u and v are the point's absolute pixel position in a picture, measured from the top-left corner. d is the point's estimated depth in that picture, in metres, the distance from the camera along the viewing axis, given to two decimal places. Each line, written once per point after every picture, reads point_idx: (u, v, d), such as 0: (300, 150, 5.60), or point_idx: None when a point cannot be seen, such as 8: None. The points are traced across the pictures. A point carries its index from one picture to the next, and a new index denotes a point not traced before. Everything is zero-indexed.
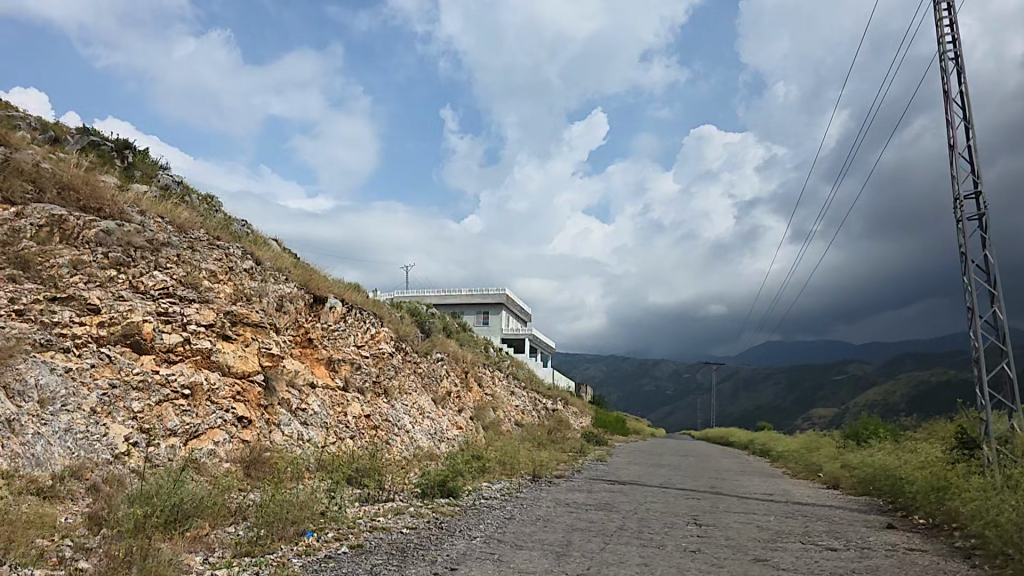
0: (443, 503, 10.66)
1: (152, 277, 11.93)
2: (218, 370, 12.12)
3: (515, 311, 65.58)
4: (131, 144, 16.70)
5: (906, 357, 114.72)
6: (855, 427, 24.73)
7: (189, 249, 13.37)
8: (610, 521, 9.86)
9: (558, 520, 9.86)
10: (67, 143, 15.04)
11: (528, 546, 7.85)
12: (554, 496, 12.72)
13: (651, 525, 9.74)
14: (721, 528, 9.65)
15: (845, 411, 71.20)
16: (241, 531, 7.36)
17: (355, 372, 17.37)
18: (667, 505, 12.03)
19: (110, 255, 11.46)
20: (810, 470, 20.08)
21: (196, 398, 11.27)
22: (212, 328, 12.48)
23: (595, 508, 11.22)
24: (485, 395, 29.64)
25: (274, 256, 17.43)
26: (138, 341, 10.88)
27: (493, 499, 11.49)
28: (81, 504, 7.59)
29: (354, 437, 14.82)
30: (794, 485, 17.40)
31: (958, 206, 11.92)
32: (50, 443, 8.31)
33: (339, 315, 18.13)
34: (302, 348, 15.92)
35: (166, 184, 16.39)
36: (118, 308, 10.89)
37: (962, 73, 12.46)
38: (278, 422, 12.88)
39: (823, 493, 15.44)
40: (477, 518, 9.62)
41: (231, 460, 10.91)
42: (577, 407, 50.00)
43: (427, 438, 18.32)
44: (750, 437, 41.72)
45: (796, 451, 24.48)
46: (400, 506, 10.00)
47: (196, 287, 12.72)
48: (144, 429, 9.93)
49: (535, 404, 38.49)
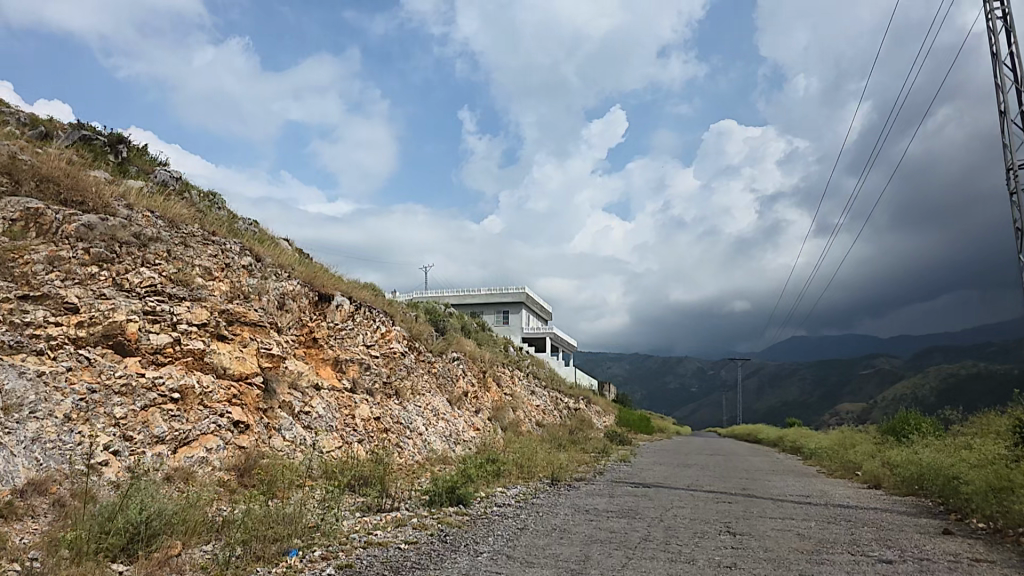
0: (452, 512, 9.75)
1: (139, 274, 11.16)
2: (212, 372, 11.33)
3: (535, 309, 64.53)
4: (126, 139, 16.01)
5: (937, 350, 111.98)
6: (894, 421, 23.45)
7: (181, 244, 12.61)
8: (634, 531, 8.93)
9: (576, 530, 8.92)
10: (58, 138, 14.36)
11: (539, 563, 6.90)
12: (572, 502, 11.77)
13: (677, 535, 8.76)
14: (758, 538, 8.66)
15: (877, 406, 69.33)
16: (216, 551, 6.52)
17: (364, 373, 16.56)
18: (695, 511, 11.03)
19: (92, 251, 10.70)
20: (847, 469, 18.87)
21: (186, 402, 10.48)
22: (205, 327, 11.71)
23: (618, 516, 10.26)
24: (505, 395, 28.78)
25: (277, 253, 16.66)
26: (122, 342, 10.11)
27: (507, 507, 10.57)
28: (41, 522, 6.80)
29: (362, 441, 14.00)
30: (831, 485, 16.29)
31: (1012, 176, 10.81)
32: (13, 454, 7.53)
33: (346, 313, 17.35)
34: (307, 348, 15.14)
35: (164, 179, 15.69)
36: (99, 307, 10.14)
37: (1012, 32, 11.38)
38: (278, 427, 12.07)
39: (865, 494, 14.37)
40: (488, 529, 8.73)
41: (225, 468, 10.11)
42: (600, 405, 49.00)
43: (442, 441, 17.47)
44: (780, 433, 40.44)
45: (830, 449, 23.25)
46: (403, 517, 9.13)
47: (188, 284, 11.95)
48: (126, 437, 9.16)
49: (556, 404, 37.52)
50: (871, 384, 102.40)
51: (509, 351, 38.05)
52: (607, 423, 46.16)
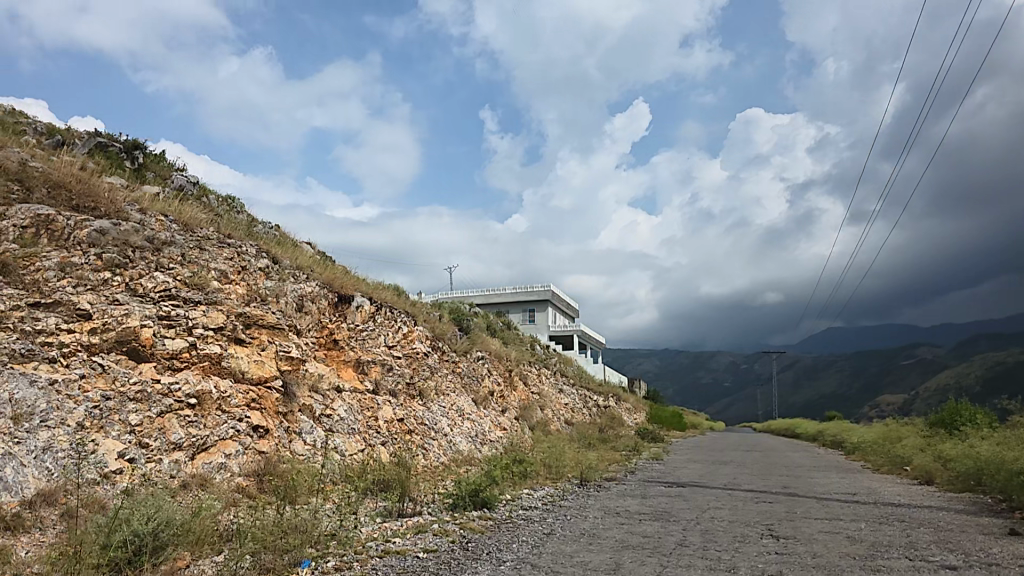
0: (475, 517, 9.41)
1: (153, 278, 11.01)
2: (229, 376, 11.14)
3: (561, 307, 63.94)
4: (142, 145, 15.94)
5: (977, 339, 109.13)
6: (943, 413, 22.70)
7: (196, 247, 12.46)
8: (668, 536, 8.51)
9: (606, 535, 8.53)
10: (74, 146, 14.31)
11: (567, 572, 6.52)
12: (602, 504, 11.38)
13: (716, 540, 8.32)
14: (804, 542, 8.18)
15: (916, 397, 67.56)
16: (224, 563, 6.25)
17: (387, 373, 16.32)
18: (734, 512, 10.56)
19: (104, 256, 10.57)
20: (894, 464, 18.17)
21: (204, 407, 10.28)
22: (222, 331, 11.52)
23: (651, 519, 9.84)
24: (532, 394, 28.41)
25: (295, 255, 16.50)
26: (136, 348, 9.94)
27: (534, 511, 10.21)
28: (49, 534, 6.59)
29: (385, 443, 13.75)
30: (878, 482, 15.66)
31: None
32: (23, 464, 7.36)
33: (367, 314, 17.13)
34: (327, 350, 14.94)
35: (181, 185, 15.57)
36: (113, 312, 9.98)
37: None
38: (299, 430, 11.85)
39: (914, 491, 13.73)
40: (512, 534, 8.37)
41: (244, 474, 9.90)
42: (630, 403, 48.37)
43: (467, 441, 17.16)
44: (816, 428, 39.55)
45: (874, 444, 22.44)
46: (424, 523, 8.82)
47: (203, 288, 11.78)
48: (141, 444, 8.98)
49: (585, 402, 37.03)
50: (909, 375, 100.19)
51: (536, 350, 37.63)
52: (638, 420, 45.57)
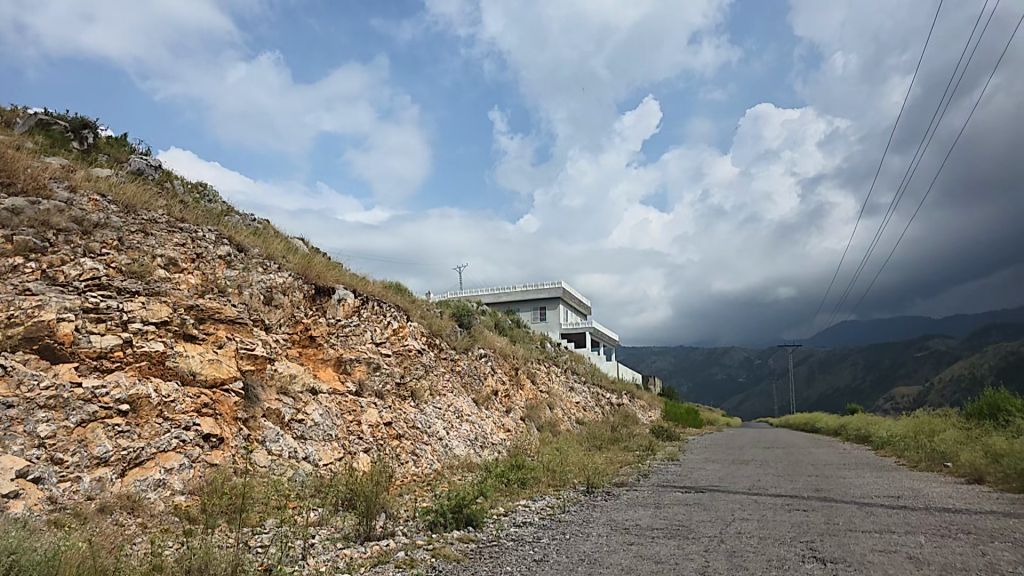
0: (454, 539, 7.79)
1: (78, 265, 9.51)
2: (175, 378, 9.59)
3: (573, 304, 62.13)
4: (92, 124, 14.37)
5: (997, 327, 106.29)
6: (981, 403, 20.94)
7: (140, 232, 10.94)
8: (691, 561, 6.80)
9: (609, 561, 6.85)
10: (14, 125, 12.78)
11: None
12: (609, 517, 9.74)
13: (749, 565, 6.61)
14: (859, 567, 6.48)
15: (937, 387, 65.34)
16: None
17: (373, 373, 14.70)
18: (763, 526, 8.84)
19: (17, 240, 9.08)
20: (935, 460, 16.40)
21: (140, 414, 8.72)
22: (167, 326, 9.99)
23: (666, 538, 8.15)
24: (541, 393, 26.77)
25: (266, 243, 14.92)
26: (51, 346, 8.44)
27: (525, 529, 8.57)
28: None
29: (367, 450, 12.16)
30: (921, 481, 13.89)
31: None
32: None
33: (349, 309, 15.52)
34: (302, 348, 13.37)
35: (139, 168, 13.95)
36: (22, 304, 8.51)
37: None
38: (262, 439, 10.25)
39: (971, 492, 11.96)
40: (493, 564, 6.68)
41: (188, 491, 8.32)
42: (644, 401, 46.51)
43: (465, 446, 15.51)
44: (839, 421, 37.74)
45: (906, 437, 20.68)
46: (388, 550, 7.20)
47: (144, 277, 10.24)
48: (53, 461, 7.44)
49: (597, 400, 35.29)
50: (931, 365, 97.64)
51: (547, 348, 35.95)
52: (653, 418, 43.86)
